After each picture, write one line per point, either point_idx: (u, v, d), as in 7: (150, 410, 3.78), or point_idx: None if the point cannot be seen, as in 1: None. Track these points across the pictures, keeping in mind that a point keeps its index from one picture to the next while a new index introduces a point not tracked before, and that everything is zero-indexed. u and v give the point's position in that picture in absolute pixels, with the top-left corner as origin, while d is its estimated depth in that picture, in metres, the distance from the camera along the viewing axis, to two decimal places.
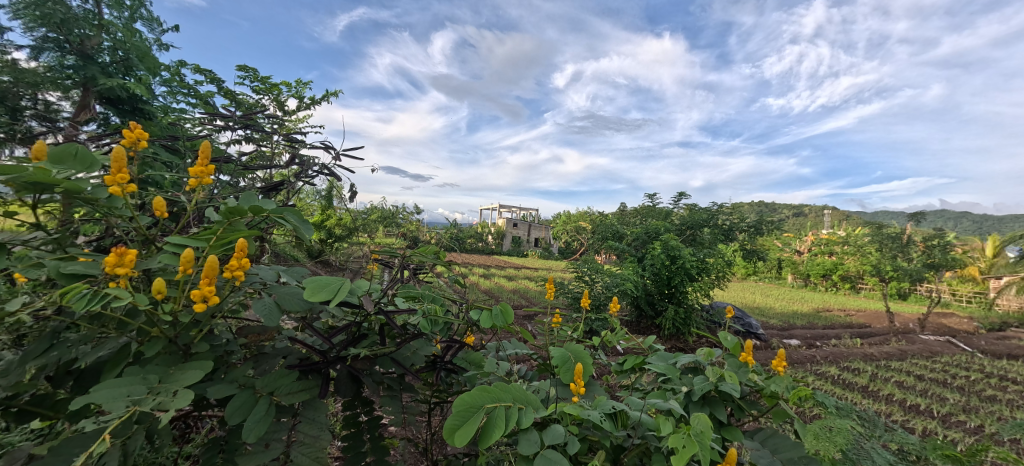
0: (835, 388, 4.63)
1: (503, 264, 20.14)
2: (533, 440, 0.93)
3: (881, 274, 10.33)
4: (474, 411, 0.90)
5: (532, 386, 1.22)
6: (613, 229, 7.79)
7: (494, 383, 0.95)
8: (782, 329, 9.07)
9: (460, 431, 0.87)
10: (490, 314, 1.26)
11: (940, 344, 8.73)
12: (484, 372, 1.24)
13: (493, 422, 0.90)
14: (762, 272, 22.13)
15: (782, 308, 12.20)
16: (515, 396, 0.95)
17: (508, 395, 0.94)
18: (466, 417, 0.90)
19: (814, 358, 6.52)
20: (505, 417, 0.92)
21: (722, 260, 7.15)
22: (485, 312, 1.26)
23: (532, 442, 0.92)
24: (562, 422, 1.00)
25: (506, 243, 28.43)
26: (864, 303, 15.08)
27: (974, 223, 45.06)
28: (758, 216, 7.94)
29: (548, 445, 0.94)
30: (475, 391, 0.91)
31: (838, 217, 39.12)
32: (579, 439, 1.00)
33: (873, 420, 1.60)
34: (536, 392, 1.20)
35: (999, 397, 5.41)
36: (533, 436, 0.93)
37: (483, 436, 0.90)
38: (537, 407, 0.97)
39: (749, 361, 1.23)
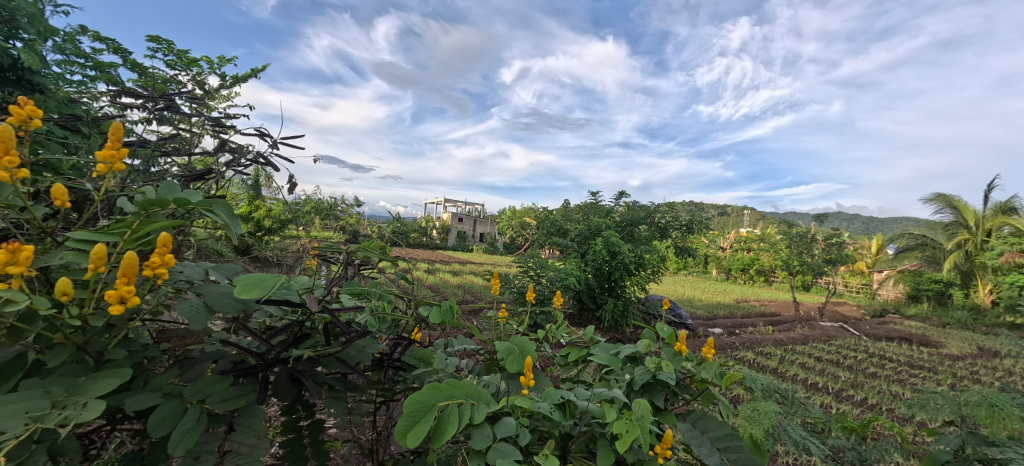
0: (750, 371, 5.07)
1: (447, 259, 20.01)
2: (485, 434, 0.92)
3: (791, 267, 11.45)
4: (425, 409, 0.89)
5: (480, 380, 1.22)
6: (557, 225, 7.99)
7: (446, 380, 0.93)
8: (706, 318, 9.78)
9: (412, 432, 0.86)
10: (439, 310, 1.25)
11: (836, 329, 9.87)
12: (433, 369, 1.21)
13: (446, 419, 0.89)
14: (690, 267, 23.74)
15: (708, 300, 13.16)
16: (467, 392, 0.94)
17: (460, 391, 0.94)
18: (417, 415, 0.88)
19: (734, 344, 7.11)
20: (458, 414, 0.92)
21: (657, 256, 7.54)
22: (434, 307, 1.24)
23: (484, 436, 0.92)
24: (513, 414, 1.00)
25: (451, 238, 28.23)
26: (776, 294, 16.65)
27: (865, 225, 51.23)
28: (691, 215, 8.42)
29: (500, 438, 0.94)
30: (426, 389, 0.89)
31: (756, 218, 42.87)
32: (528, 430, 1.01)
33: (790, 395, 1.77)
34: (486, 387, 1.19)
35: (879, 373, 6.23)
36: (485, 429, 0.93)
37: (434, 434, 0.88)
38: (488, 402, 0.97)
39: (682, 349, 1.29)
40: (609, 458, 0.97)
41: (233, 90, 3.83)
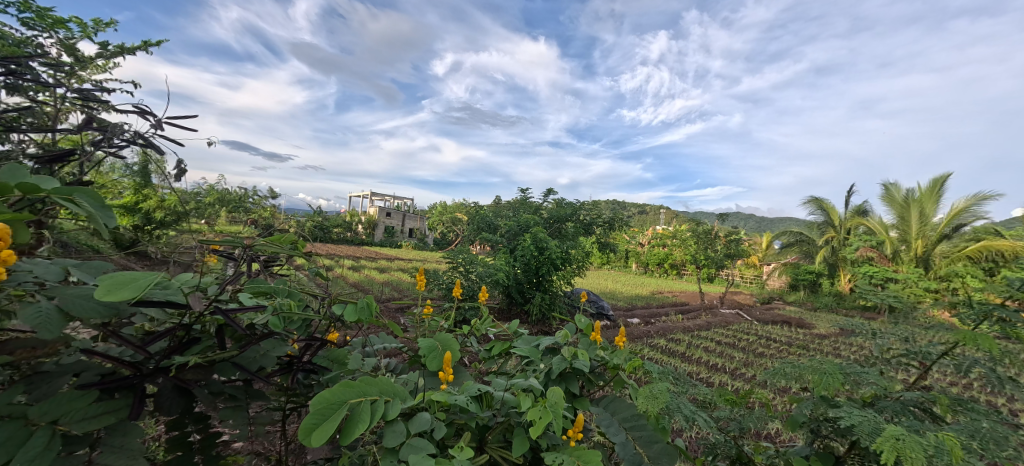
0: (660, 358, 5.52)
1: (374, 255, 19.24)
2: (399, 431, 0.90)
3: (698, 262, 12.58)
4: (336, 407, 0.84)
5: (398, 379, 1.19)
6: (487, 221, 8.00)
7: (360, 377, 0.90)
8: (625, 309, 10.44)
9: (319, 431, 0.81)
10: (356, 308, 1.18)
11: (734, 315, 11.05)
12: (348, 370, 1.14)
13: (357, 417, 0.85)
14: (613, 261, 25.14)
15: (628, 292, 14.03)
16: (381, 390, 0.91)
17: (374, 388, 0.91)
18: (326, 414, 0.83)
19: (649, 332, 7.67)
20: (371, 412, 0.89)
21: (582, 251, 7.87)
22: (349, 305, 1.17)
23: (397, 434, 0.90)
24: (429, 410, 0.99)
25: (379, 233, 27.10)
26: (685, 285, 18.20)
27: (757, 223, 57.85)
28: (612, 213, 8.85)
29: (414, 433, 0.92)
30: (336, 386, 0.85)
31: (669, 216, 46.49)
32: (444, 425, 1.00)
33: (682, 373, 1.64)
34: (403, 385, 1.16)
35: (766, 352, 7.10)
36: (399, 426, 0.91)
37: (344, 431, 0.84)
38: (404, 398, 0.94)
39: (597, 339, 1.35)
40: (523, 445, 0.99)
41: (115, 61, 3.32)
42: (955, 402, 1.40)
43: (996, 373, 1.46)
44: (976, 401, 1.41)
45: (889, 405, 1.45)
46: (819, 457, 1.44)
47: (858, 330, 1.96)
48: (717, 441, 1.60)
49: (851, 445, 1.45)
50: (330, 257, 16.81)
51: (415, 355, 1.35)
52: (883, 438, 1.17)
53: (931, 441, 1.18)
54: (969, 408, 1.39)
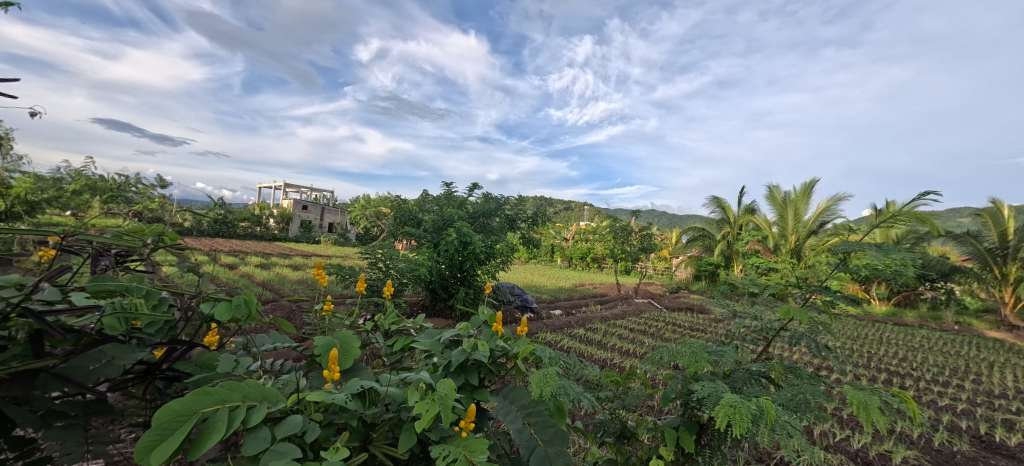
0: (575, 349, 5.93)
1: (289, 251, 17.78)
2: (262, 437, 0.87)
3: (615, 255, 13.38)
4: (186, 419, 0.82)
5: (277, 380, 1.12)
6: (411, 215, 7.76)
7: (219, 385, 0.87)
8: (549, 301, 10.79)
9: (160, 449, 0.79)
10: (230, 305, 1.09)
11: (645, 304, 11.95)
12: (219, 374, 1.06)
13: (211, 428, 0.83)
14: (539, 255, 25.86)
15: (552, 285, 14.51)
16: (246, 394, 0.88)
17: (237, 394, 0.88)
18: (174, 427, 0.82)
19: (570, 323, 8.01)
20: (229, 419, 0.85)
21: (506, 246, 7.95)
22: (221, 303, 1.08)
23: (260, 441, 0.86)
24: (303, 412, 0.97)
25: (294, 227, 25.06)
26: (603, 277, 19.31)
27: (665, 218, 62.97)
28: (537, 208, 9.01)
29: (281, 439, 0.89)
30: (188, 396, 0.83)
31: (590, 212, 48.82)
32: (322, 426, 0.97)
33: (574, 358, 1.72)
34: (283, 386, 1.10)
35: (672, 337, 7.78)
36: (262, 432, 0.87)
37: (196, 444, 0.82)
38: (273, 402, 0.92)
39: (499, 330, 1.38)
40: (410, 440, 0.99)
41: None
42: (785, 370, 1.69)
43: (817, 344, 1.84)
44: (802, 368, 1.71)
45: (739, 376, 1.68)
46: (685, 426, 1.62)
47: (726, 313, 2.27)
48: (604, 419, 1.73)
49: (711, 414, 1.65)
50: (238, 253, 15.23)
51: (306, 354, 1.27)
52: (722, 407, 1.37)
53: (756, 405, 1.42)
54: (796, 375, 1.67)
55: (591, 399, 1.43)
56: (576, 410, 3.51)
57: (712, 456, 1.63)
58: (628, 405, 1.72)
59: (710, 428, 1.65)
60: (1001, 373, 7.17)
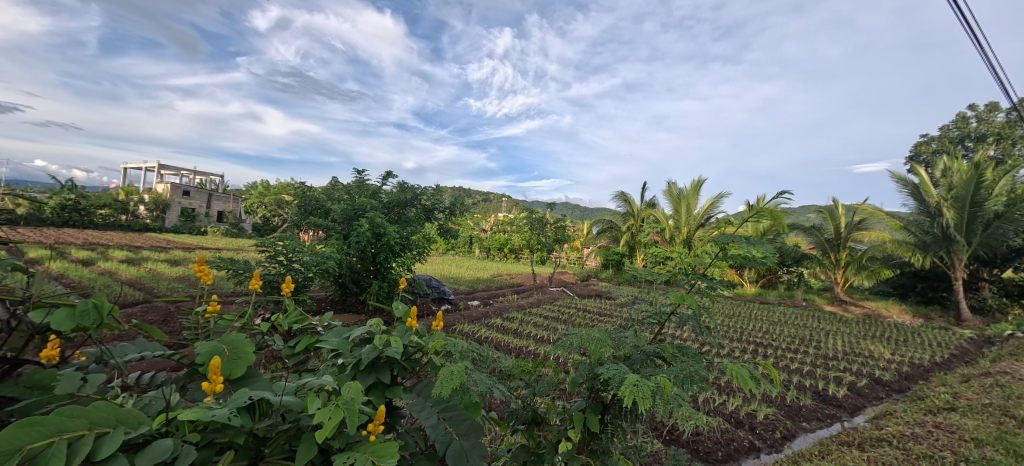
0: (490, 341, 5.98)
1: (169, 244, 15.54)
2: None
3: (531, 246, 13.72)
4: (10, 455, 0.71)
5: (138, 400, 0.99)
6: (318, 204, 7.19)
7: (55, 412, 0.78)
8: (467, 292, 10.77)
9: None
10: (71, 314, 0.93)
11: (559, 292, 12.48)
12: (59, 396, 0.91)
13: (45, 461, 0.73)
14: (457, 247, 25.70)
15: (470, 276, 14.51)
16: (93, 421, 0.81)
17: (81, 422, 0.79)
18: None
19: (487, 313, 8.09)
20: (72, 451, 0.77)
21: (423, 237, 7.75)
22: (61, 311, 0.92)
23: None
24: (176, 433, 0.89)
25: (174, 216, 21.92)
26: (519, 268, 19.72)
27: (578, 211, 66.29)
28: (454, 199, 8.89)
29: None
30: (12, 429, 0.73)
31: (508, 203, 49.61)
32: (200, 447, 0.88)
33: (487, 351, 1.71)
34: (151, 403, 0.98)
35: (583, 322, 8.22)
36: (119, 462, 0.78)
37: None
38: (131, 426, 0.85)
39: (413, 324, 1.33)
40: (310, 450, 0.92)
41: None
42: (676, 349, 1.86)
43: (700, 325, 2.06)
44: (689, 346, 1.88)
45: (637, 358, 1.80)
46: (591, 408, 1.71)
47: (627, 300, 2.43)
48: (516, 407, 1.76)
49: (613, 393, 1.76)
50: (100, 246, 12.95)
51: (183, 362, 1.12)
52: (627, 387, 1.46)
53: (654, 383, 1.54)
54: (684, 353, 1.85)
55: (503, 388, 1.44)
56: (494, 401, 3.56)
57: (613, 431, 1.75)
58: (538, 392, 1.77)
59: (612, 406, 1.76)
60: (836, 340, 8.72)
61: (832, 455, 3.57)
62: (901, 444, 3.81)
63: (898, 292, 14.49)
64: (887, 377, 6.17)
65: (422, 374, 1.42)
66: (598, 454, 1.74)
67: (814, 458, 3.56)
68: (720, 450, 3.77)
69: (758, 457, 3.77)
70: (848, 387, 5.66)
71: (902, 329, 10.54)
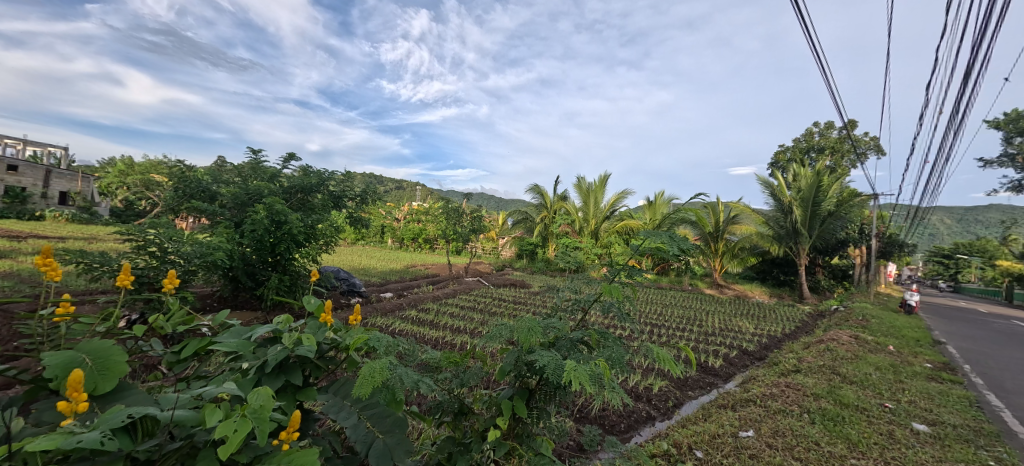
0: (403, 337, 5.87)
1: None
2: None
3: (447, 236, 13.54)
4: None
5: None
6: (203, 187, 6.33)
7: None
8: (379, 284, 10.37)
9: None
10: None
11: (474, 282, 12.55)
12: None
13: None
14: (368, 237, 24.56)
15: (382, 267, 13.98)
16: None
17: None
18: None
19: (401, 305, 7.91)
20: None
21: (330, 226, 7.30)
22: None
23: None
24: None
25: None
26: (434, 259, 19.34)
27: (495, 201, 67.13)
28: (365, 186, 8.46)
29: None
30: None
31: (425, 192, 48.55)
32: None
33: (413, 346, 1.65)
34: None
35: (497, 311, 8.39)
36: None
37: None
38: None
39: (327, 320, 1.24)
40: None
41: None
42: (599, 335, 1.95)
43: (620, 311, 2.18)
44: (611, 332, 1.99)
45: (563, 344, 1.86)
46: (518, 395, 1.73)
47: (548, 287, 2.49)
48: (442, 400, 1.73)
49: (539, 379, 1.79)
50: None
51: (24, 379, 0.92)
52: (562, 376, 1.51)
53: (590, 370, 1.63)
54: (606, 339, 1.95)
55: (428, 381, 1.40)
56: (414, 397, 3.48)
57: (540, 415, 1.79)
58: (464, 382, 1.75)
59: (537, 391, 1.80)
60: (714, 318, 9.92)
61: (712, 417, 4.03)
62: (763, 402, 4.42)
63: (757, 277, 16.87)
64: (751, 348, 7.15)
65: (338, 371, 1.32)
66: (523, 437, 1.77)
67: (698, 420, 4.00)
68: (622, 422, 4.07)
69: (653, 425, 4.15)
70: (722, 358, 6.47)
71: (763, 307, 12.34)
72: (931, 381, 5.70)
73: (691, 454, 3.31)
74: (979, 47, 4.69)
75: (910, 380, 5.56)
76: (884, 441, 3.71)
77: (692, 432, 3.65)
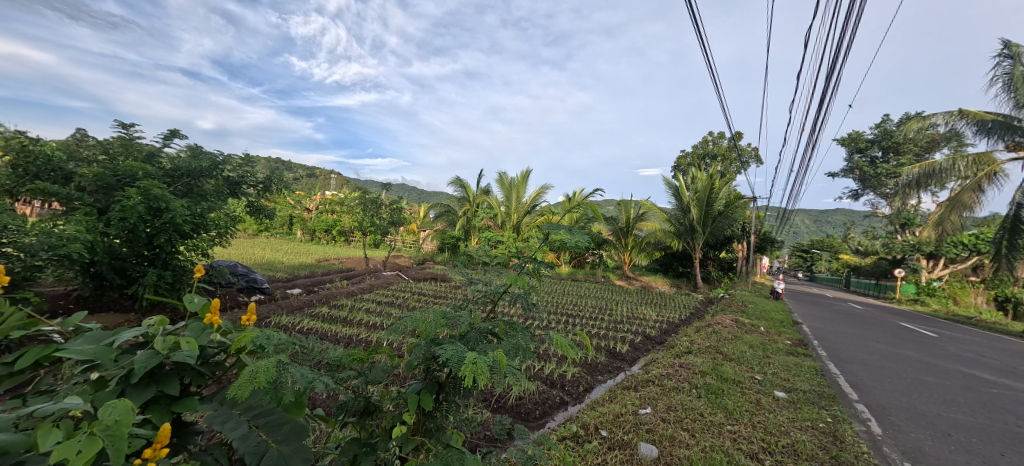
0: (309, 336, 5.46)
1: None
2: None
3: (363, 228, 12.91)
4: None
5: None
6: (54, 165, 5.24)
7: None
8: (286, 279, 9.60)
9: None
10: None
11: (393, 276, 12.15)
12: None
13: None
14: (274, 228, 22.67)
15: (290, 261, 12.97)
16: None
17: None
18: None
19: (311, 301, 7.41)
20: None
21: (224, 215, 6.58)
22: None
23: None
24: None
25: None
26: (350, 252, 18.40)
27: (415, 193, 65.38)
28: (269, 172, 7.74)
29: None
30: None
31: (342, 181, 45.92)
32: None
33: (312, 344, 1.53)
34: None
35: (416, 305, 8.20)
36: None
37: None
38: None
39: (214, 321, 1.11)
40: None
41: None
42: (506, 325, 1.97)
43: (527, 301, 2.23)
44: (518, 321, 2.03)
45: (472, 336, 1.86)
46: (426, 389, 1.70)
47: (462, 280, 2.47)
48: (347, 399, 1.65)
49: (449, 372, 1.77)
50: None
51: None
52: (465, 366, 1.50)
53: (489, 359, 1.63)
54: (513, 328, 1.98)
55: (331, 382, 1.32)
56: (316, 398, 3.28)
57: (448, 409, 1.77)
58: (371, 378, 1.68)
59: (447, 384, 1.77)
60: (623, 308, 10.69)
61: (616, 398, 4.34)
62: (660, 381, 4.86)
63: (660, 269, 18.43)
64: (653, 334, 7.84)
65: (228, 377, 1.20)
66: (432, 431, 1.74)
67: (605, 402, 4.28)
68: (537, 409, 4.21)
69: (566, 409, 4.35)
70: (629, 344, 7.00)
71: (664, 296, 13.55)
72: (790, 356, 6.70)
73: (596, 433, 3.54)
74: (831, 75, 5.59)
75: (775, 355, 6.49)
76: (752, 408, 4.28)
77: (598, 414, 3.90)
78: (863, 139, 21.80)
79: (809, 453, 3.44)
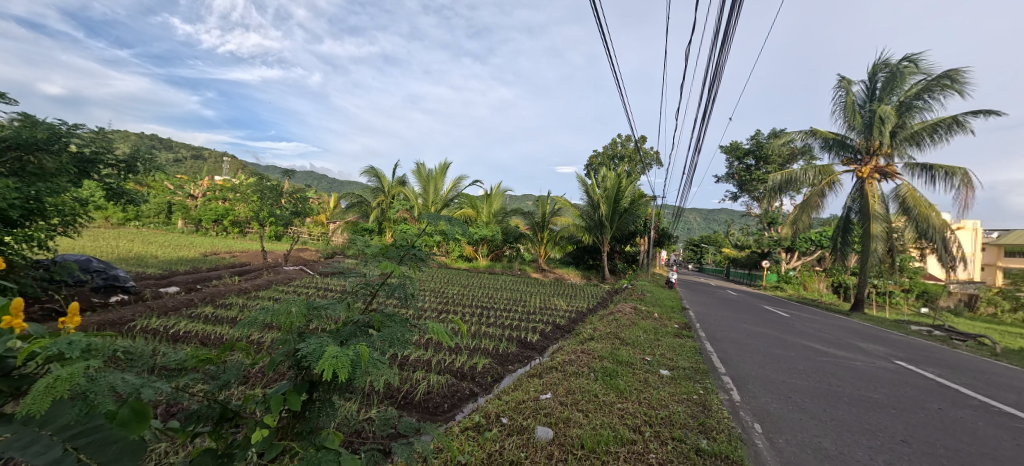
0: (185, 342, 4.73)
1: None
2: None
3: (259, 219, 11.66)
4: None
5: None
6: None
7: None
8: (160, 277, 8.31)
9: None
10: None
11: (296, 271, 11.16)
12: None
13: None
14: (147, 217, 19.55)
15: (168, 255, 11.26)
16: None
17: None
18: None
19: (192, 300, 6.51)
20: None
21: (71, 200, 5.46)
22: None
23: None
24: None
25: None
26: (244, 244, 16.55)
27: (320, 181, 60.68)
28: (135, 150, 6.58)
29: None
30: None
31: (236, 165, 41.04)
32: None
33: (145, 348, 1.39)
34: None
35: None
36: None
37: None
38: None
39: (16, 326, 1.01)
40: None
41: None
42: (384, 317, 1.90)
43: (407, 291, 2.21)
44: (398, 313, 1.97)
45: (347, 330, 1.78)
46: (294, 389, 1.56)
47: (349, 275, 2.35)
48: (199, 406, 1.47)
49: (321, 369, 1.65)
50: None
51: None
52: (321, 361, 1.43)
53: (352, 352, 1.55)
54: (390, 319, 1.92)
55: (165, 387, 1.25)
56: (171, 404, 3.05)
57: (321, 408, 1.66)
58: (225, 381, 1.55)
59: (322, 382, 1.64)
60: (537, 299, 11.08)
61: (521, 386, 4.50)
62: (563, 367, 5.14)
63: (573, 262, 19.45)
64: (562, 323, 8.24)
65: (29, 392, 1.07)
66: (304, 434, 1.63)
67: (510, 390, 4.40)
68: (446, 402, 4.18)
69: (476, 400, 4.39)
70: (539, 333, 7.29)
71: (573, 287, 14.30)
72: (676, 338, 7.51)
73: (497, 421, 3.62)
74: (712, 89, 6.35)
75: (664, 338, 7.23)
76: (640, 386, 4.73)
77: (501, 402, 3.99)
78: (740, 148, 25.05)
79: (681, 421, 3.89)
